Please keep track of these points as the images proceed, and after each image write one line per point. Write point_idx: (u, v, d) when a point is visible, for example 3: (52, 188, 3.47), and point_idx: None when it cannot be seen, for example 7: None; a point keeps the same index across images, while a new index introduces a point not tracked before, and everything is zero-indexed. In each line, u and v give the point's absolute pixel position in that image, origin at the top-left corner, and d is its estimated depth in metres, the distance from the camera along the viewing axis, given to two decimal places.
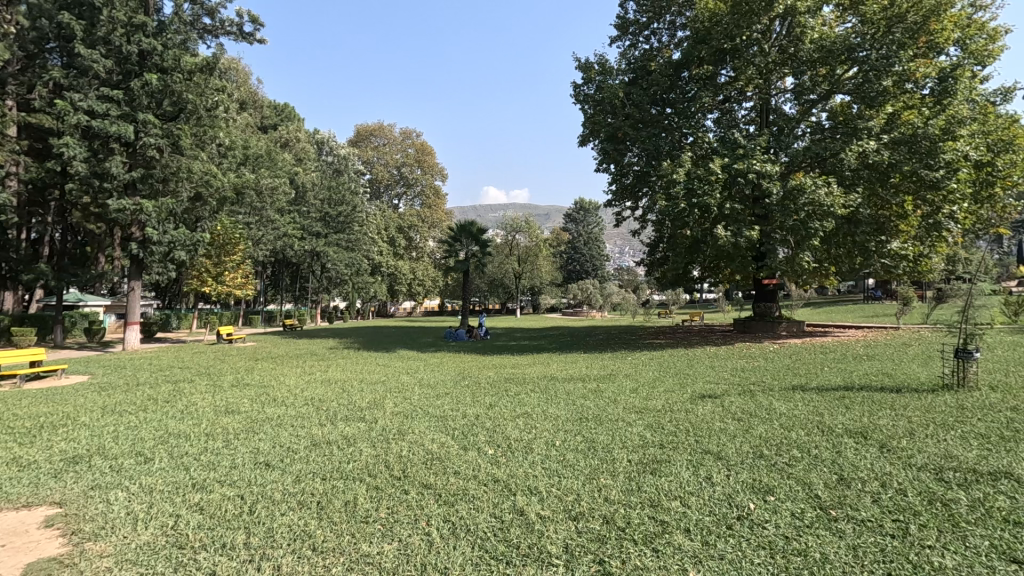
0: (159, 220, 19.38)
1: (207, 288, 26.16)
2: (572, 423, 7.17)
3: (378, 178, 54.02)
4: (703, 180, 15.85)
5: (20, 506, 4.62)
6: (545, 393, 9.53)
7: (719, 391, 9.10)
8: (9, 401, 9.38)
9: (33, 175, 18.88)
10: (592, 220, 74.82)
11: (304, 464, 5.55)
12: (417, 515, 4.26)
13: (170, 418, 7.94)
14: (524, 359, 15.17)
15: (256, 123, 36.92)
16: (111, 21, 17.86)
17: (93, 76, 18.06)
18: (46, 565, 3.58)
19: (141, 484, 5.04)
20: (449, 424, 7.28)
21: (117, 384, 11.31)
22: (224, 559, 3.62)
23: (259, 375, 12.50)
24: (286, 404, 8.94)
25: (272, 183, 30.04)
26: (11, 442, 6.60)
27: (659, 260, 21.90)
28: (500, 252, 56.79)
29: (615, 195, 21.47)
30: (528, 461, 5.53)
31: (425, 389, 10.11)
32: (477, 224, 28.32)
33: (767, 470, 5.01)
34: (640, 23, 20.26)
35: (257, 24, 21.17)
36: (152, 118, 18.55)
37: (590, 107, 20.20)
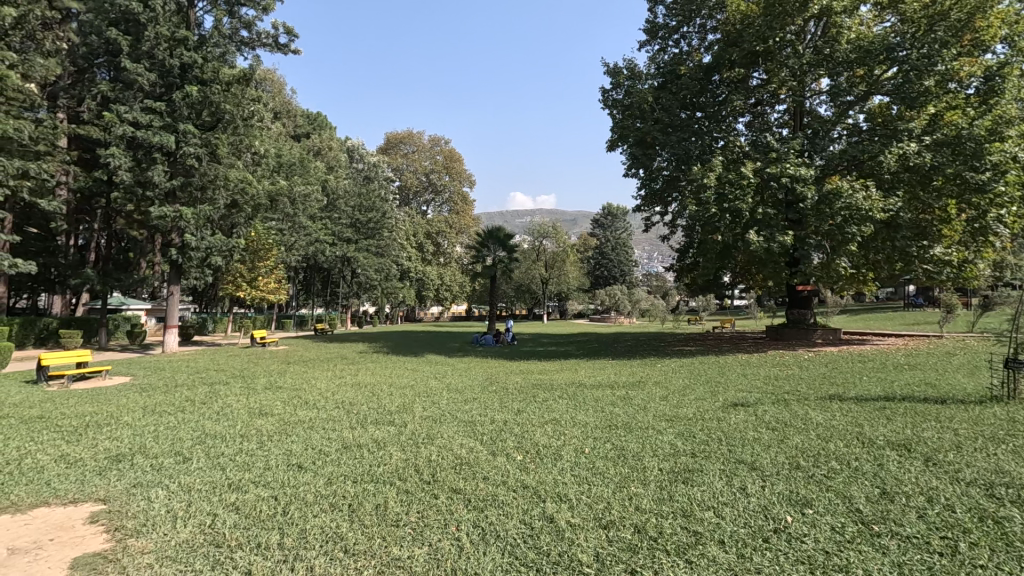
0: (198, 226, 19.97)
1: (242, 293, 26.83)
2: (601, 430, 7.09)
3: (407, 185, 54.88)
4: (735, 184, 15.64)
5: (67, 502, 4.79)
6: (573, 400, 9.45)
7: (752, 400, 8.87)
8: (57, 401, 9.76)
9: (81, 185, 19.75)
10: (620, 226, 75.45)
11: (335, 467, 5.61)
12: (447, 520, 4.27)
13: (207, 419, 8.19)
14: (552, 365, 15.07)
15: (290, 133, 37.96)
16: (155, 36, 18.61)
17: (138, 88, 18.84)
18: (92, 561, 3.70)
19: (180, 483, 5.19)
20: (478, 429, 7.30)
21: (156, 385, 11.70)
22: (259, 559, 3.67)
23: (290, 378, 12.73)
24: (318, 407, 9.08)
25: (305, 191, 30.73)
26: (58, 441, 6.85)
27: (689, 266, 21.65)
28: (526, 257, 56.87)
29: (644, 200, 21.34)
30: (557, 468, 5.50)
31: (453, 394, 10.16)
32: (504, 230, 28.37)
33: (804, 482, 4.86)
34: (669, 27, 20.10)
35: (292, 36, 21.67)
36: (192, 128, 19.19)
37: (618, 112, 20.14)
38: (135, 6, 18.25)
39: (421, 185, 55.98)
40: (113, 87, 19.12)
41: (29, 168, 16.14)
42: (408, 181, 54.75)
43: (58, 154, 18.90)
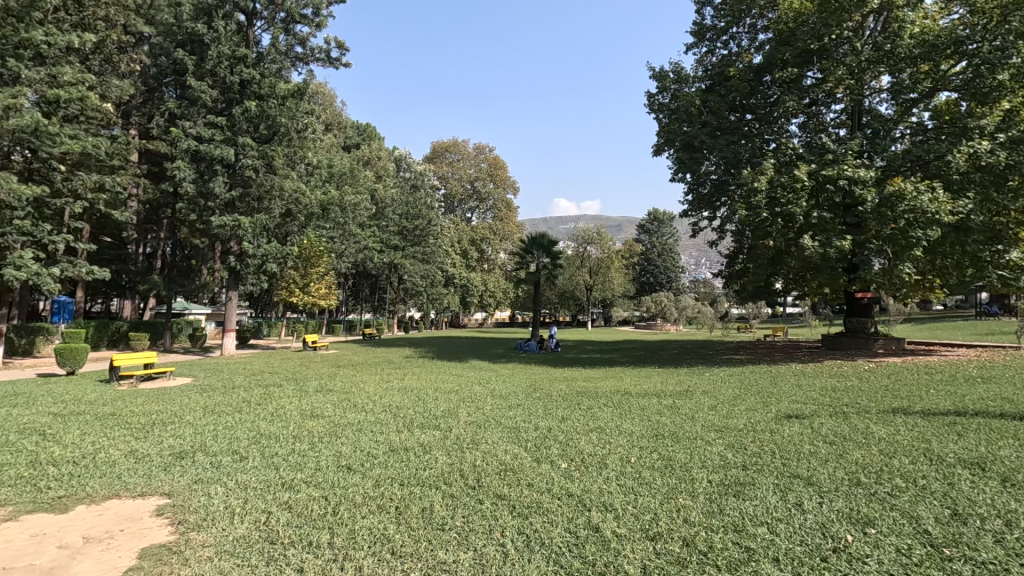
0: (254, 234, 20.87)
1: (295, 298, 27.81)
2: (647, 440, 6.96)
3: (452, 193, 55.81)
4: (788, 188, 15.12)
5: (135, 495, 5.09)
6: (618, 408, 9.31)
7: (807, 412, 8.48)
8: (127, 400, 10.39)
9: (150, 196, 21.04)
10: (666, 232, 74.31)
11: (382, 470, 5.73)
12: (492, 526, 4.28)
13: (262, 420, 8.52)
14: (597, 372, 14.86)
15: (341, 144, 39.28)
16: (217, 55, 19.66)
17: (201, 105, 19.94)
18: (157, 551, 3.90)
19: (238, 480, 5.43)
20: (522, 435, 7.29)
21: (216, 387, 12.24)
22: (310, 558, 3.78)
23: (339, 382, 13.07)
24: (366, 410, 9.28)
25: (354, 200, 31.66)
26: (127, 437, 7.29)
27: (739, 272, 21.03)
28: (570, 264, 56.57)
29: (691, 205, 20.96)
30: (602, 477, 5.42)
31: (497, 400, 10.17)
32: (548, 236, 28.29)
33: (866, 500, 4.61)
34: (717, 29, 19.69)
35: (344, 50, 22.42)
36: (250, 141, 20.18)
37: (665, 116, 20.03)
38: (200, 27, 19.36)
39: (465, 193, 56.81)
40: (179, 104, 20.32)
41: (104, 182, 17.34)
42: (453, 189, 55.70)
43: (130, 168, 20.21)
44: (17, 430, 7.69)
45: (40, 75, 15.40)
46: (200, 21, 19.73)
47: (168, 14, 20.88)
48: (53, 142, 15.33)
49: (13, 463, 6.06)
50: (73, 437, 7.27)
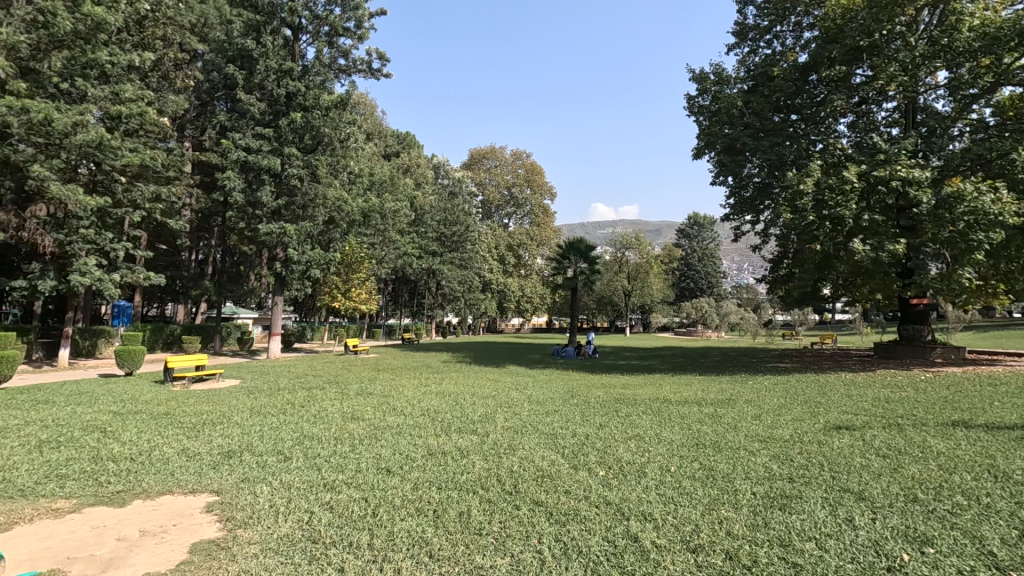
0: (299, 241, 21.55)
1: (337, 303, 28.53)
2: (687, 449, 6.81)
3: (490, 199, 56.29)
4: (836, 190, 14.58)
5: (187, 492, 5.31)
6: (657, 416, 9.14)
7: (859, 423, 8.13)
8: (180, 400, 10.87)
9: (202, 206, 22.02)
10: (707, 236, 72.74)
11: (421, 473, 5.80)
12: (528, 532, 4.26)
13: (306, 421, 8.75)
14: (635, 379, 14.64)
15: (381, 152, 40.19)
16: (265, 69, 20.45)
17: (250, 117, 20.77)
18: (206, 546, 4.06)
19: (282, 480, 5.59)
20: (559, 441, 7.26)
21: (262, 389, 12.67)
22: (350, 558, 3.85)
23: (379, 385, 13.32)
24: (405, 414, 9.42)
25: (394, 207, 32.28)
26: (180, 436, 7.63)
27: (784, 277, 20.39)
28: (608, 269, 56.02)
29: (733, 209, 20.48)
30: (641, 486, 5.33)
31: (534, 406, 10.15)
32: (586, 242, 28.11)
33: (923, 518, 4.37)
34: (760, 28, 19.21)
35: (384, 61, 22.94)
36: (295, 151, 20.89)
37: (705, 119, 19.74)
38: (249, 43, 20.19)
39: (503, 199, 57.20)
40: (229, 117, 21.22)
41: (161, 192, 18.25)
42: (491, 195, 56.16)
43: (184, 179, 21.22)
44: (80, 427, 8.15)
45: (104, 92, 16.40)
46: (249, 37, 20.58)
47: (220, 31, 21.89)
48: (115, 156, 16.27)
49: (76, 458, 6.43)
50: (131, 435, 7.66)
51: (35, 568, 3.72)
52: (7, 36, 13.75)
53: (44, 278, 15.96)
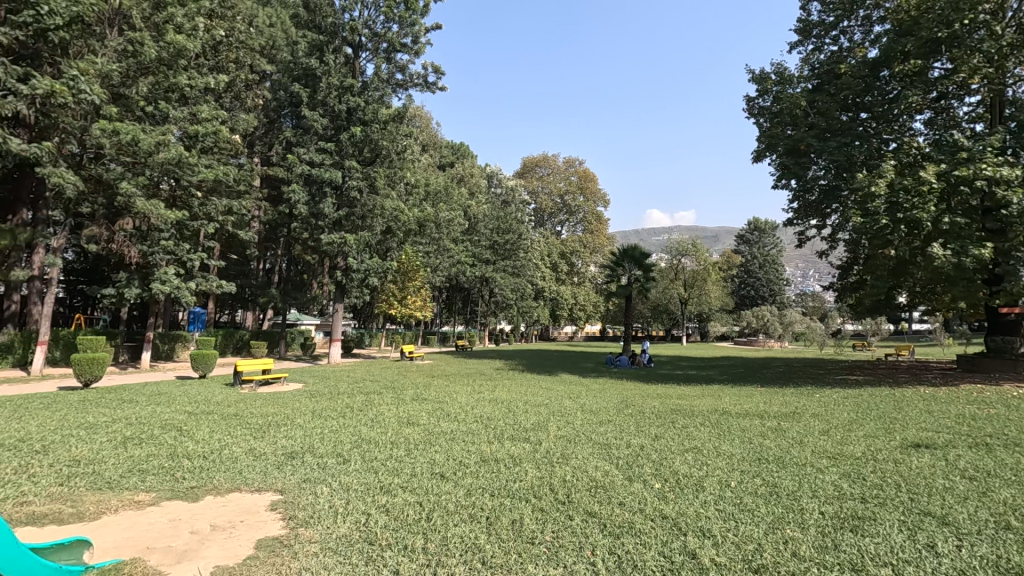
0: (358, 251, 22.33)
1: (394, 310, 29.30)
2: (749, 463, 6.53)
3: (542, 207, 56.45)
4: (912, 191, 13.68)
5: (253, 490, 5.57)
6: (716, 428, 8.83)
7: (941, 441, 7.54)
8: (248, 402, 11.44)
9: (269, 218, 23.20)
10: (768, 242, 69.85)
11: (474, 479, 5.84)
12: (582, 543, 4.20)
13: (364, 425, 9.01)
14: (692, 390, 14.19)
15: (436, 163, 41.11)
16: (328, 86, 21.37)
17: (314, 132, 21.75)
18: (271, 543, 4.24)
19: (340, 482, 5.77)
20: (613, 452, 7.13)
21: (323, 392, 13.16)
22: (405, 561, 3.92)
23: (434, 391, 13.55)
24: (458, 420, 9.54)
25: (449, 216, 32.89)
26: (248, 436, 8.03)
27: (854, 284, 19.30)
28: (663, 276, 54.77)
29: (797, 213, 19.61)
30: (699, 501, 5.14)
31: (587, 415, 10.02)
32: (640, 249, 27.62)
33: (1017, 548, 3.98)
34: (826, 24, 18.37)
35: (439, 74, 23.51)
36: (355, 164, 21.69)
37: (766, 120, 19.04)
38: (313, 62, 21.17)
39: (555, 207, 57.24)
40: (295, 133, 22.30)
41: (232, 205, 19.38)
42: (544, 203, 56.30)
43: (254, 193, 22.46)
44: (159, 425, 8.72)
45: (183, 113, 17.63)
46: (313, 56, 21.59)
47: (287, 52, 23.10)
48: (192, 172, 17.44)
49: (155, 455, 6.87)
50: (204, 434, 8.13)
51: (119, 556, 3.99)
52: (101, 65, 15.07)
53: (129, 287, 17.25)
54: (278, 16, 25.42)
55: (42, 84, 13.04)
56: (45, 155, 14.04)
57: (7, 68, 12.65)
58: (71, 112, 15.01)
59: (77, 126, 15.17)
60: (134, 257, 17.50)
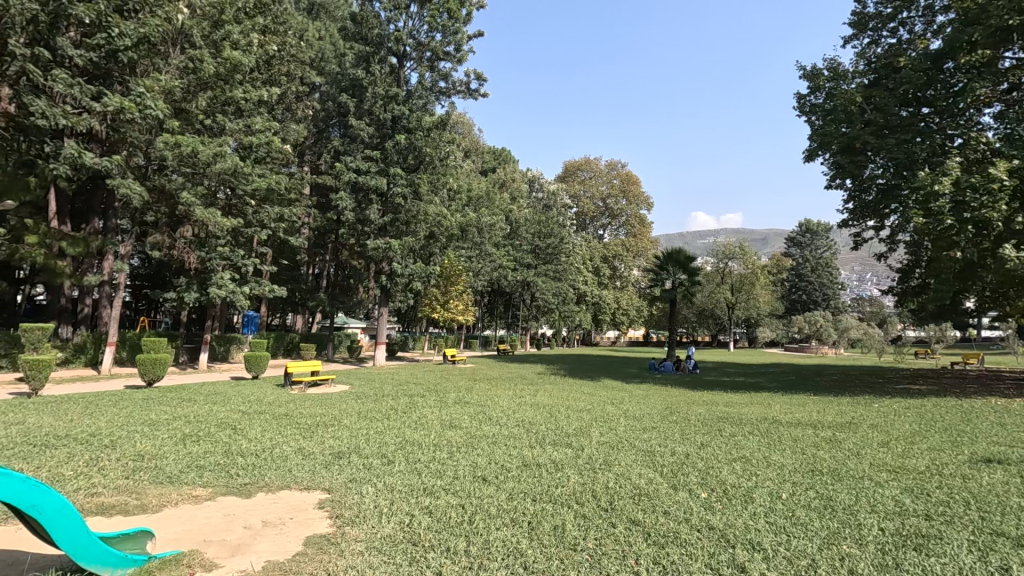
0: (403, 256, 22.76)
1: (437, 314, 29.70)
2: (801, 475, 6.27)
3: (584, 211, 56.16)
4: (980, 189, 12.87)
5: (301, 488, 5.75)
6: (766, 437, 8.52)
7: (1015, 457, 7.03)
8: (298, 403, 11.83)
9: (318, 224, 23.99)
10: (821, 244, 67.14)
11: (515, 483, 5.85)
12: (625, 552, 4.13)
13: (407, 427, 9.16)
14: (740, 397, 13.75)
15: (478, 169, 41.54)
16: (374, 96, 21.94)
17: (360, 141, 22.38)
18: (318, 540, 4.36)
19: (385, 483, 5.88)
20: (657, 459, 6.98)
21: (369, 394, 13.47)
22: (448, 562, 3.95)
23: (475, 395, 13.64)
24: (500, 424, 9.57)
25: (491, 221, 33.12)
26: (297, 436, 8.29)
27: (916, 288, 18.32)
28: (709, 280, 53.36)
29: (852, 214, 18.80)
30: (748, 512, 4.97)
31: (631, 422, 9.86)
32: (685, 252, 27.02)
33: None
34: (883, 16, 17.55)
35: (482, 81, 23.76)
36: (400, 171, 22.16)
37: (818, 118, 18.33)
38: (360, 73, 21.81)
39: (597, 210, 56.85)
40: (342, 142, 23.00)
41: (283, 213, 20.13)
42: (586, 206, 56.03)
43: (303, 200, 23.26)
44: (216, 423, 9.14)
45: (239, 126, 18.47)
46: (360, 67, 22.24)
47: (335, 64, 23.90)
48: (247, 181, 18.24)
49: (212, 451, 7.20)
50: (256, 433, 8.45)
51: (179, 546, 4.19)
52: (164, 82, 16.00)
53: (189, 291, 18.16)
54: (327, 30, 26.36)
55: (112, 101, 13.95)
56: (114, 167, 15.00)
57: (82, 87, 13.60)
58: (137, 127, 15.98)
59: (143, 139, 16.13)
60: (193, 263, 18.42)
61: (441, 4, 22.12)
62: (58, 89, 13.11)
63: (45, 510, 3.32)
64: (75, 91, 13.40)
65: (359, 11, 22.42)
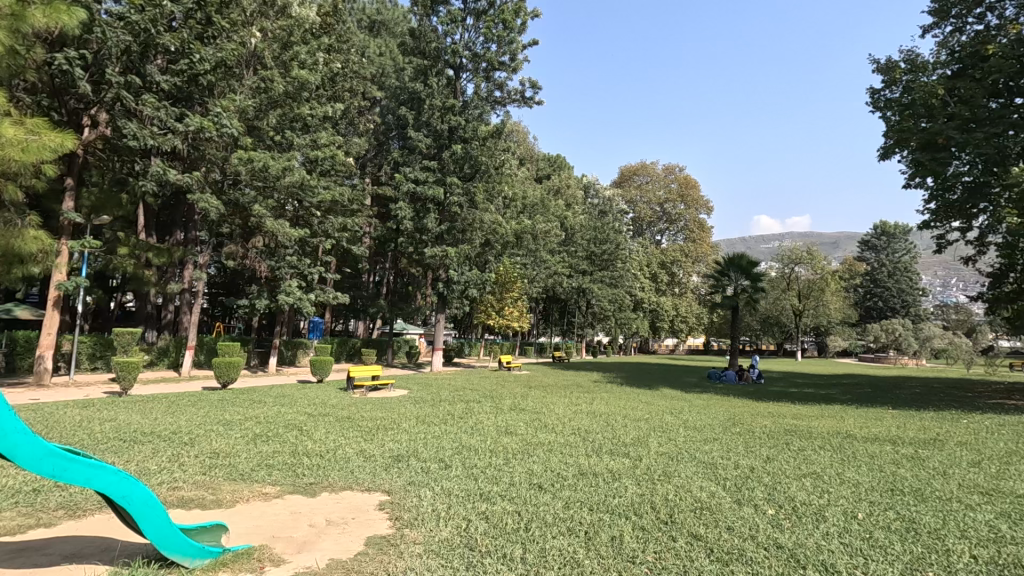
0: (459, 263, 23.13)
1: (492, 321, 29.94)
2: (879, 494, 5.87)
3: (641, 216, 55.27)
4: None
5: (363, 489, 5.93)
6: (838, 453, 8.04)
7: None
8: (360, 406, 12.24)
9: (379, 233, 24.80)
10: (899, 248, 62.92)
11: (572, 492, 5.79)
12: (687, 567, 4.00)
13: (464, 432, 9.27)
14: (810, 410, 13.04)
15: (533, 176, 41.76)
16: (431, 108, 22.51)
17: (418, 152, 22.98)
18: (378, 541, 4.48)
19: (443, 487, 5.97)
20: (720, 472, 6.73)
21: (427, 399, 13.73)
22: (505, 569, 3.96)
23: (531, 402, 13.63)
24: (556, 431, 9.51)
25: (546, 228, 33.12)
26: (359, 438, 8.56)
27: (1010, 294, 16.80)
28: (774, 286, 51.06)
29: (934, 214, 17.53)
30: (820, 532, 4.69)
31: (691, 432, 9.54)
32: (747, 257, 26.00)
33: None
34: (968, 1, 16.33)
35: (537, 88, 23.87)
36: (456, 180, 22.58)
37: (894, 113, 17.26)
38: (418, 86, 22.42)
39: (655, 215, 55.84)
40: (401, 154, 23.72)
41: (346, 223, 20.94)
42: (642, 211, 55.17)
43: (365, 210, 24.13)
44: (284, 424, 9.59)
45: (306, 141, 19.42)
46: (418, 80, 22.88)
47: (395, 79, 24.72)
48: (313, 194, 19.12)
49: (280, 451, 7.55)
50: (321, 435, 8.80)
51: (250, 541, 4.42)
52: (239, 102, 17.06)
53: (260, 298, 19.18)
54: (387, 46, 27.32)
55: (193, 122, 15.02)
56: (194, 183, 16.11)
57: (167, 110, 14.72)
58: (215, 145, 17.11)
59: (219, 156, 17.24)
60: (263, 272, 19.46)
61: (496, 15, 22.46)
62: (147, 112, 14.26)
63: (133, 501, 3.59)
64: (161, 114, 14.53)
65: (418, 27, 23.10)
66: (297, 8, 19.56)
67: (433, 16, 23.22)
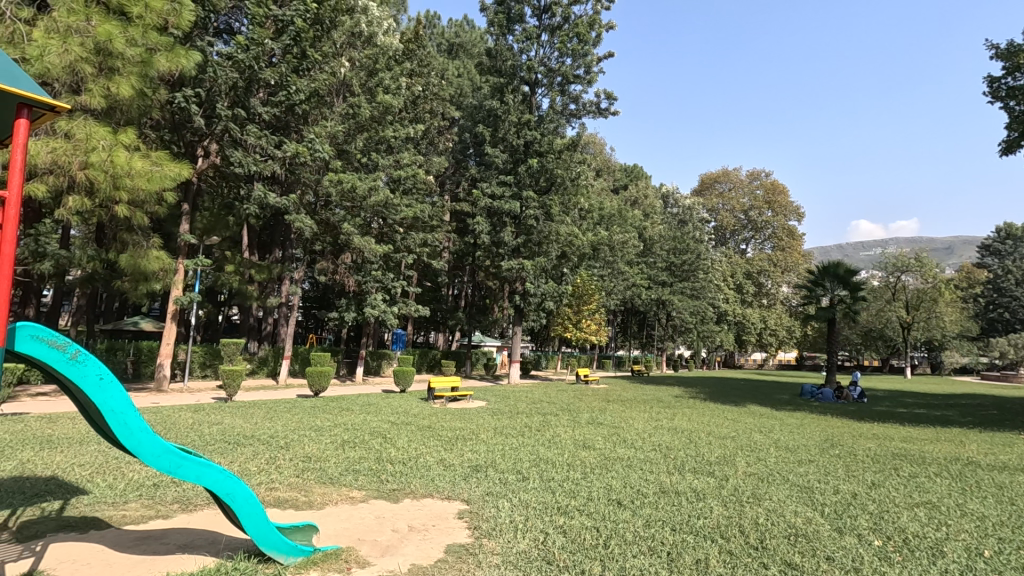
0: (535, 276, 23.33)
1: (569, 333, 29.79)
2: (1011, 530, 5.18)
3: (724, 225, 53.13)
4: None
5: (443, 498, 6.06)
6: (958, 481, 7.20)
7: None
8: (441, 416, 12.53)
9: (457, 247, 25.47)
10: None
11: (652, 510, 5.59)
12: None
13: (542, 445, 9.23)
14: (923, 433, 11.78)
15: (610, 187, 41.31)
16: (508, 124, 22.91)
17: (495, 168, 23.42)
18: (457, 550, 4.53)
19: (520, 499, 5.98)
20: (817, 497, 6.24)
21: (504, 411, 13.79)
22: None
23: (609, 416, 13.35)
24: (635, 447, 9.23)
25: (623, 239, 32.62)
26: (440, 448, 8.74)
27: None
28: (877, 297, 47.00)
29: None
30: (936, 568, 4.22)
31: (784, 453, 8.93)
32: (845, 265, 24.07)
33: None
34: None
35: (612, 99, 23.68)
36: (531, 194, 22.82)
37: (1020, 102, 15.44)
38: (494, 103, 22.88)
39: (739, 223, 53.50)
40: (478, 170, 24.30)
41: (426, 238, 21.69)
42: (725, 220, 53.08)
43: (444, 226, 24.93)
44: (370, 432, 10.01)
45: (389, 162, 20.41)
46: (495, 98, 23.33)
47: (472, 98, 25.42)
48: (396, 212, 20.08)
49: (365, 457, 7.89)
50: (404, 443, 9.11)
51: (338, 541, 4.65)
52: (330, 128, 18.28)
53: (348, 311, 20.29)
54: (465, 67, 28.16)
55: (290, 148, 16.31)
56: (291, 204, 17.39)
57: (267, 138, 16.08)
58: (309, 169, 18.44)
59: (313, 179, 18.53)
60: (351, 286, 20.57)
61: (570, 29, 22.59)
62: (250, 141, 15.65)
63: (236, 498, 3.90)
64: (262, 142, 15.89)
65: (494, 46, 23.63)
66: (381, 37, 20.69)
67: (509, 35, 23.70)
